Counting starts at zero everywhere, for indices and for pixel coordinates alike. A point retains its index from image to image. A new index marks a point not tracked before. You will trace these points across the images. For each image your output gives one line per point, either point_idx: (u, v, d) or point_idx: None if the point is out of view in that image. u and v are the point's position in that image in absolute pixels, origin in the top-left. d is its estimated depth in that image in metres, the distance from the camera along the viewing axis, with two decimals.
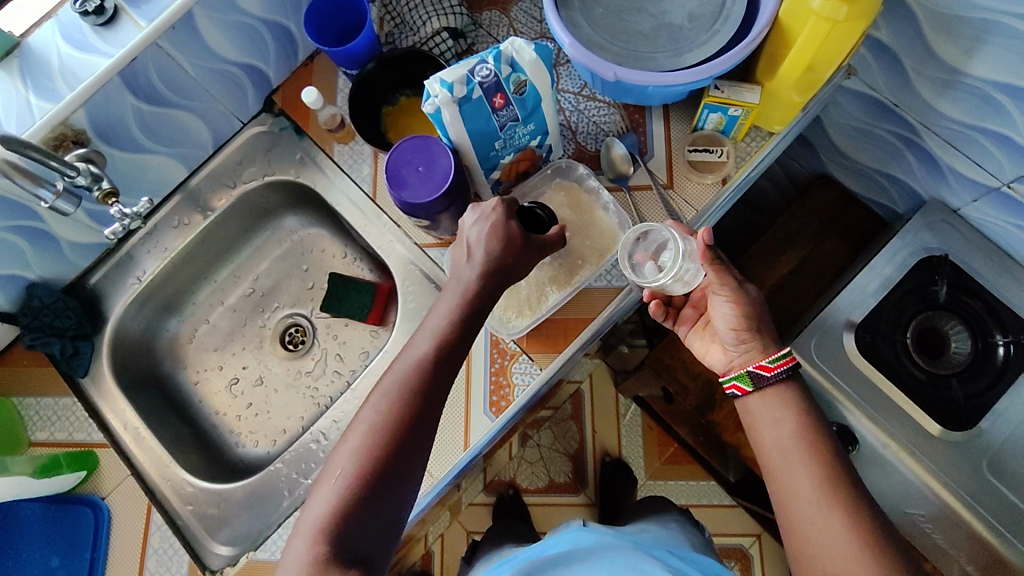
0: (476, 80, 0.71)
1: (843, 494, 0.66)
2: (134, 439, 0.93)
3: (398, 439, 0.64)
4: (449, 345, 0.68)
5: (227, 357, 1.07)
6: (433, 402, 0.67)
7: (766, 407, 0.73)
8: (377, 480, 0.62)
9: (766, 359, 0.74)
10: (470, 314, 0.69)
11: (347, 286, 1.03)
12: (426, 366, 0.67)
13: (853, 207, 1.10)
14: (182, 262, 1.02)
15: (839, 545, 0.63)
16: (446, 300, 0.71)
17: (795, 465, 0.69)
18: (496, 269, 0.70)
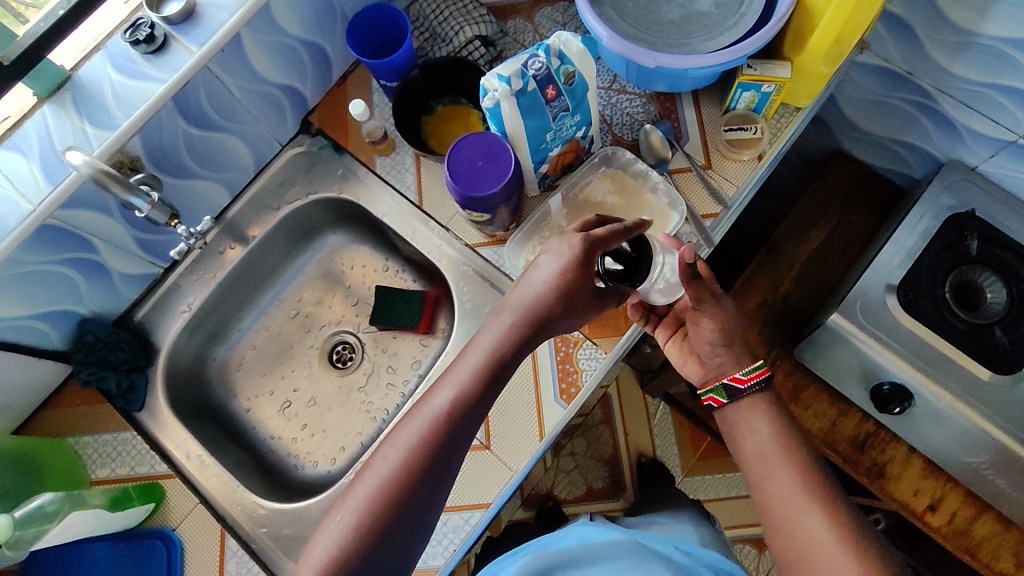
0: (530, 73, 0.74)
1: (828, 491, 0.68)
2: (197, 467, 0.91)
3: (407, 490, 0.65)
4: (466, 402, 0.68)
5: (278, 380, 1.06)
6: (458, 440, 0.68)
7: (744, 418, 0.77)
8: (382, 528, 0.64)
9: (744, 369, 0.78)
10: (492, 369, 0.70)
11: (395, 296, 1.04)
12: (443, 420, 0.68)
13: (870, 178, 1.15)
14: (228, 288, 1.02)
15: (818, 538, 0.65)
16: (490, 334, 0.72)
17: (774, 468, 0.71)
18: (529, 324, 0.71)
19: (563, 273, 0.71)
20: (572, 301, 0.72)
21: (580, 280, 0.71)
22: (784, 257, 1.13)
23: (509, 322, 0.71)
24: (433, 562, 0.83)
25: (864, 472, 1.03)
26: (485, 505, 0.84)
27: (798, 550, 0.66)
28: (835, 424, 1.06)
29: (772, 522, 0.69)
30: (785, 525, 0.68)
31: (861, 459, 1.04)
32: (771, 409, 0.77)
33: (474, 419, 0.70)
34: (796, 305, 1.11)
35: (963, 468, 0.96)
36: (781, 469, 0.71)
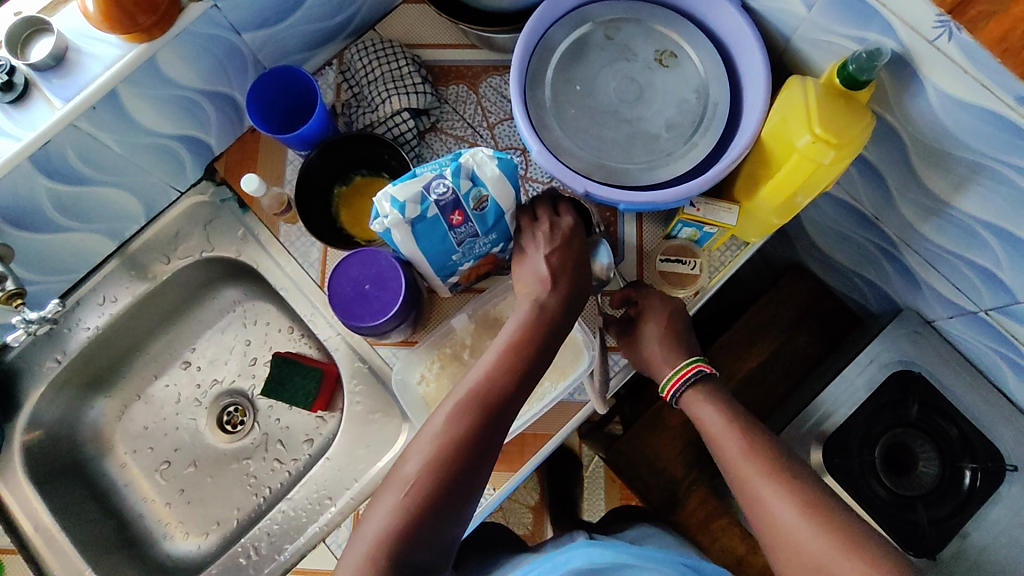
0: (432, 198, 0.65)
1: (783, 467, 0.67)
2: (45, 541, 0.86)
3: (468, 449, 0.59)
4: (521, 363, 0.63)
5: (158, 438, 0.99)
6: (489, 443, 0.60)
7: (703, 408, 0.74)
8: (443, 488, 0.58)
9: (671, 373, 0.75)
10: (545, 334, 0.65)
11: (291, 370, 0.95)
12: (499, 379, 0.62)
13: (828, 299, 1.07)
14: (111, 337, 0.94)
15: (791, 521, 0.63)
16: (515, 320, 0.66)
17: (740, 469, 0.69)
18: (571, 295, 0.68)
19: (570, 255, 0.70)
20: (584, 286, 0.71)
21: (580, 258, 0.71)
22: (721, 372, 1.05)
23: (535, 307, 0.66)
24: None
25: None
26: None
27: (774, 538, 0.64)
28: (741, 561, 1.01)
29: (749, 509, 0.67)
30: (763, 517, 0.66)
31: None
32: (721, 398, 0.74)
33: (506, 418, 0.62)
34: None
35: None
36: (736, 445, 0.70)
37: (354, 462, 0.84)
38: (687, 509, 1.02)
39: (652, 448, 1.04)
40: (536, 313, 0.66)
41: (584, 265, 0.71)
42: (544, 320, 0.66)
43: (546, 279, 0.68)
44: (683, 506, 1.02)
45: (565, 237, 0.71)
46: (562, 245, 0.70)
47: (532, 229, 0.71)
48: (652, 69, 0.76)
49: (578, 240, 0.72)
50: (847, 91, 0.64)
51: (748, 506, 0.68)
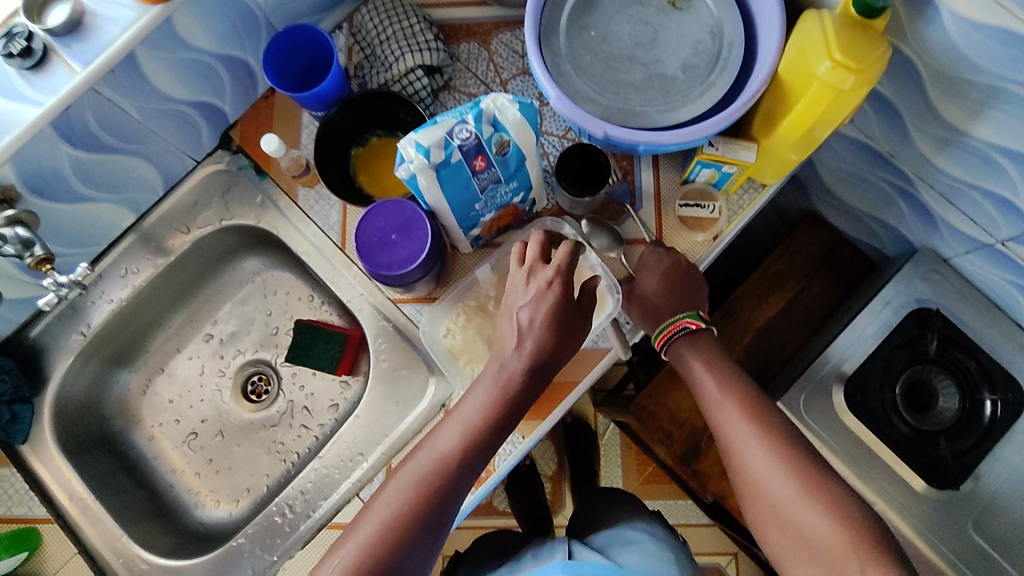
0: (455, 143, 0.65)
1: (759, 415, 0.71)
2: (81, 512, 0.86)
3: (410, 533, 0.60)
4: (474, 445, 0.64)
5: (185, 410, 1.00)
6: (426, 534, 0.61)
7: (687, 353, 0.78)
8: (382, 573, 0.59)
9: (664, 325, 0.78)
10: (502, 411, 0.64)
11: (315, 335, 0.97)
12: (450, 463, 0.63)
13: (842, 246, 1.08)
14: (134, 309, 0.95)
15: (761, 460, 0.68)
16: (475, 395, 0.66)
17: (719, 418, 0.73)
18: (539, 362, 0.65)
19: (549, 311, 0.65)
20: (562, 350, 0.66)
21: (565, 317, 0.66)
22: (739, 322, 1.07)
23: (488, 394, 0.65)
24: None
25: None
26: None
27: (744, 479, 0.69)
28: None
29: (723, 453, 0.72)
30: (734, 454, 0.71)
31: None
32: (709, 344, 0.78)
33: (442, 517, 0.62)
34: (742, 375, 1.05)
35: None
36: (716, 390, 0.74)
37: (383, 419, 0.85)
38: (709, 458, 1.02)
39: (672, 400, 1.05)
40: (498, 386, 0.65)
41: (573, 319, 0.67)
42: (504, 395, 0.65)
43: (514, 347, 0.66)
44: (705, 456, 1.03)
45: (548, 290, 0.66)
46: (546, 300, 0.66)
47: (526, 274, 0.68)
48: (666, 13, 0.76)
49: (565, 294, 0.66)
50: (862, 19, 0.64)
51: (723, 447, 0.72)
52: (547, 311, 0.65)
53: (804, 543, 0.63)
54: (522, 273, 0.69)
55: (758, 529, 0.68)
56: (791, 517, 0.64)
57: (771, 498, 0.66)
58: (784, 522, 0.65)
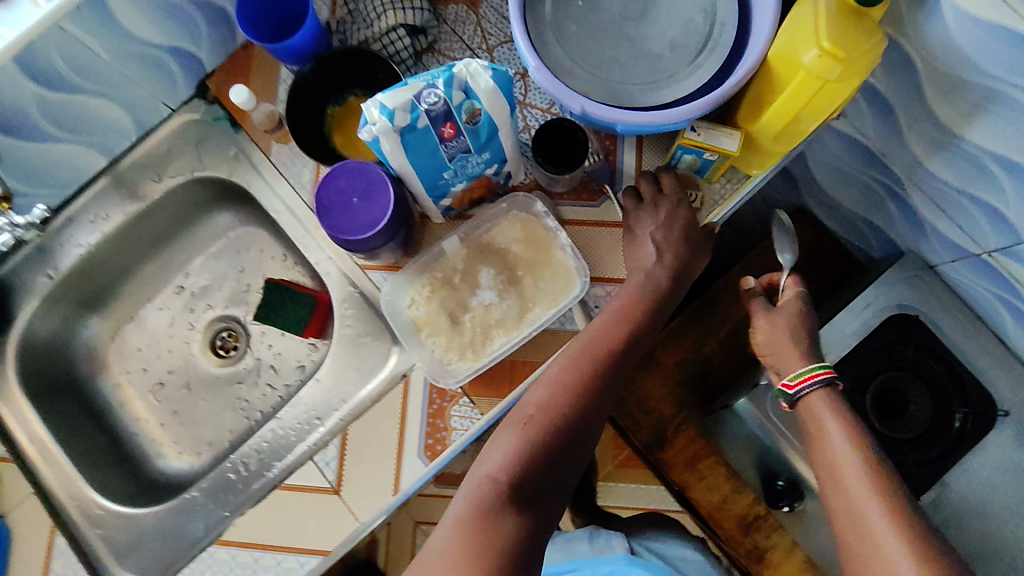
0: (422, 107, 0.62)
1: (905, 497, 0.64)
2: (39, 453, 0.86)
3: (569, 413, 0.67)
4: (619, 347, 0.71)
5: (153, 360, 1.00)
6: (584, 416, 0.68)
7: (816, 407, 0.72)
8: (550, 443, 0.65)
9: (803, 369, 0.74)
10: (638, 320, 0.73)
11: (283, 296, 0.95)
12: (598, 359, 0.70)
13: (829, 244, 1.06)
14: (104, 256, 0.94)
15: (879, 527, 0.62)
16: (612, 307, 0.75)
17: (853, 489, 0.65)
18: (674, 276, 0.76)
19: (678, 230, 0.77)
20: (688, 262, 0.78)
21: (689, 236, 0.77)
22: (718, 314, 1.04)
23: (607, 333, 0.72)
24: None
25: (744, 554, 0.99)
26: (325, 553, 0.79)
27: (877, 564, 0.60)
28: (725, 500, 1.00)
29: (849, 531, 0.64)
30: (851, 526, 0.64)
31: (743, 541, 1.00)
32: (835, 407, 0.72)
33: (570, 444, 0.67)
34: (716, 367, 1.03)
35: None
36: (852, 470, 0.67)
37: (343, 385, 0.84)
38: (674, 447, 1.02)
39: (643, 388, 1.03)
40: (633, 298, 0.74)
41: (693, 240, 0.79)
42: (640, 305, 0.74)
43: (654, 259, 0.76)
44: (671, 445, 1.02)
45: (677, 213, 0.77)
46: (675, 210, 0.77)
47: (652, 199, 0.77)
48: None
49: (690, 215, 0.78)
50: (860, 7, 0.59)
51: (836, 494, 0.67)
52: (679, 226, 0.76)
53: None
54: (647, 196, 0.77)
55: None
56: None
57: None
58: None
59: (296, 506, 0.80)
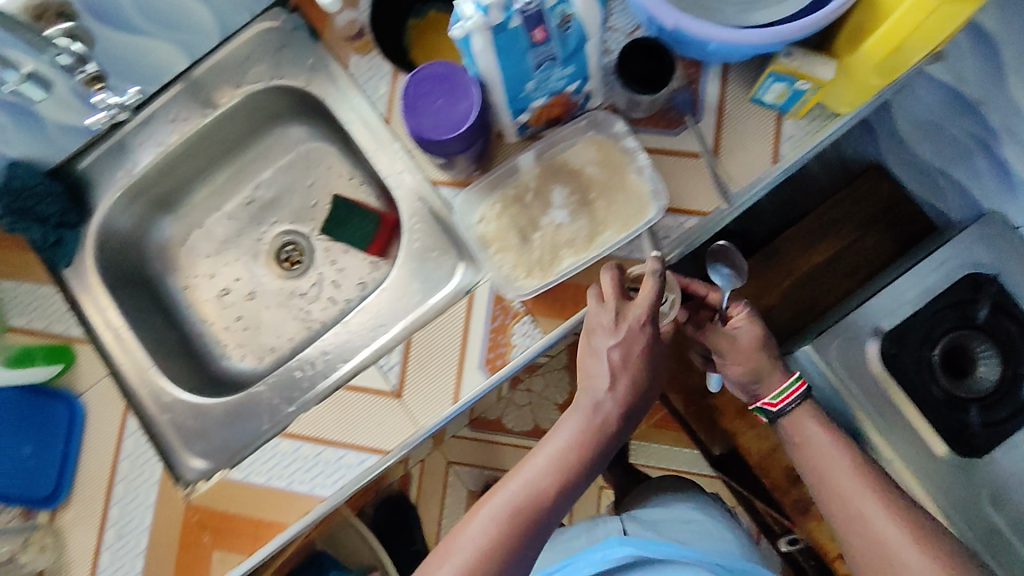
0: (517, 8, 0.60)
1: (898, 499, 0.72)
2: (114, 339, 0.90)
3: (514, 553, 0.64)
4: (568, 482, 0.68)
5: (219, 267, 1.03)
6: (523, 566, 0.65)
7: (796, 422, 0.80)
8: (494, 573, 0.63)
9: (787, 383, 0.80)
10: (595, 451, 0.69)
11: (351, 211, 0.98)
12: (544, 502, 0.67)
13: (906, 201, 1.03)
14: (179, 158, 0.96)
15: (893, 536, 0.69)
16: (566, 431, 0.69)
17: (849, 495, 0.73)
18: (628, 405, 0.71)
19: (636, 355, 0.71)
20: (645, 392, 0.72)
21: (650, 355, 0.71)
22: (783, 265, 1.04)
23: (580, 428, 0.69)
24: (322, 491, 0.82)
25: (790, 504, 1.00)
26: (383, 452, 0.82)
27: (882, 561, 0.69)
28: (774, 450, 1.01)
29: (851, 534, 0.72)
30: (869, 533, 0.71)
31: (790, 491, 1.00)
32: (808, 418, 0.80)
33: (608, 448, 0.71)
34: (778, 318, 1.02)
35: None
36: (846, 474, 0.74)
37: (407, 296, 0.86)
38: (726, 393, 1.03)
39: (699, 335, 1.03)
40: (584, 440, 0.69)
41: (655, 359, 0.73)
42: (591, 450, 0.68)
43: (607, 387, 0.70)
44: (721, 391, 1.03)
45: (636, 338, 0.71)
46: (634, 350, 0.71)
47: (604, 313, 0.72)
48: None
49: (652, 336, 0.72)
50: None
51: (844, 515, 0.73)
52: (640, 362, 0.71)
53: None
54: (605, 309, 0.72)
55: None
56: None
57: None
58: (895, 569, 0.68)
59: (358, 407, 0.83)
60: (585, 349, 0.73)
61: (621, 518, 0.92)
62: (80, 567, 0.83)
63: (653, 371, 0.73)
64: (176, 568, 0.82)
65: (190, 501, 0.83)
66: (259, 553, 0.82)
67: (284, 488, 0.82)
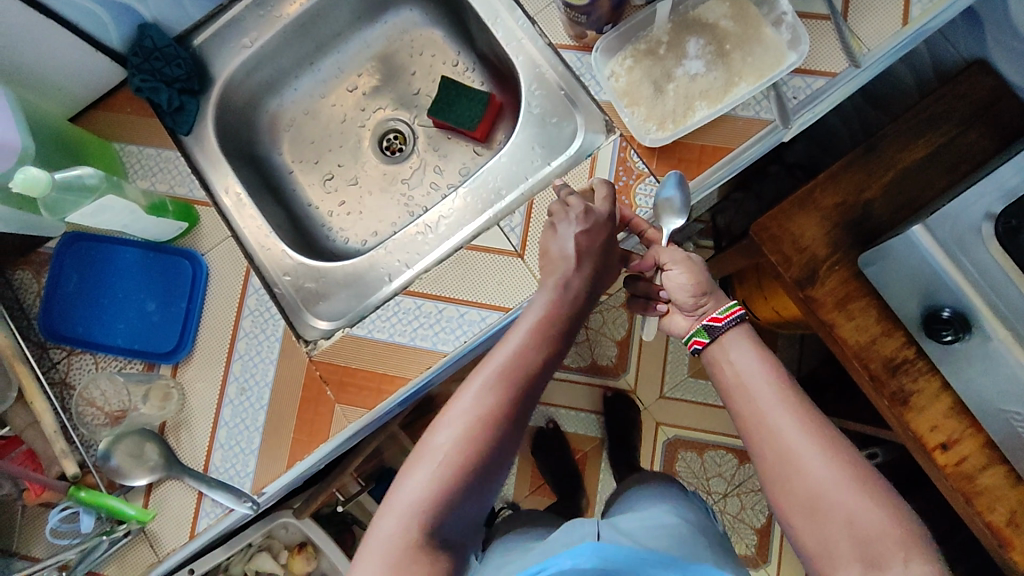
0: None
1: (809, 411, 0.68)
2: (235, 204, 0.92)
3: (503, 428, 0.65)
4: (545, 350, 0.69)
5: (324, 153, 1.04)
6: (509, 441, 0.65)
7: (735, 342, 0.74)
8: (483, 450, 0.64)
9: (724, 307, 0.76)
10: (565, 323, 0.72)
11: (458, 92, 0.97)
12: (525, 369, 0.67)
13: (1009, 98, 1.03)
14: (293, 35, 0.97)
15: (831, 481, 0.63)
16: (539, 307, 0.72)
17: (767, 408, 0.68)
18: (591, 279, 0.75)
19: (596, 237, 0.76)
20: (602, 272, 0.77)
21: (606, 241, 0.76)
22: (882, 160, 1.03)
23: (553, 307, 0.72)
24: (444, 347, 0.83)
25: (889, 395, 1.00)
26: (506, 309, 0.83)
27: (787, 470, 0.65)
28: (874, 341, 1.00)
29: (766, 446, 0.67)
30: (771, 446, 0.67)
31: (888, 382, 1.00)
32: (747, 337, 0.74)
33: (579, 318, 0.74)
34: (875, 212, 1.03)
35: (996, 417, 0.94)
36: (763, 389, 0.69)
37: (529, 161, 0.88)
38: (825, 287, 1.01)
39: (799, 226, 1.03)
40: (557, 312, 0.72)
41: (610, 249, 0.77)
42: (561, 319, 0.72)
43: (570, 265, 0.74)
44: (821, 283, 1.02)
45: (595, 223, 0.76)
46: (597, 231, 0.76)
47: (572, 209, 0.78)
48: None
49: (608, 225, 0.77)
50: None
51: (756, 433, 0.68)
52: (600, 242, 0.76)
53: (849, 528, 0.62)
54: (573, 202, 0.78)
55: (778, 501, 0.66)
56: (841, 509, 0.62)
57: (830, 502, 0.63)
58: (829, 516, 0.63)
59: (481, 266, 0.84)
60: (549, 236, 0.78)
61: (595, 523, 0.81)
62: (202, 422, 0.84)
63: (604, 261, 0.77)
64: (298, 421, 0.83)
65: (313, 357, 0.84)
66: (379, 407, 0.83)
67: (406, 344, 0.84)
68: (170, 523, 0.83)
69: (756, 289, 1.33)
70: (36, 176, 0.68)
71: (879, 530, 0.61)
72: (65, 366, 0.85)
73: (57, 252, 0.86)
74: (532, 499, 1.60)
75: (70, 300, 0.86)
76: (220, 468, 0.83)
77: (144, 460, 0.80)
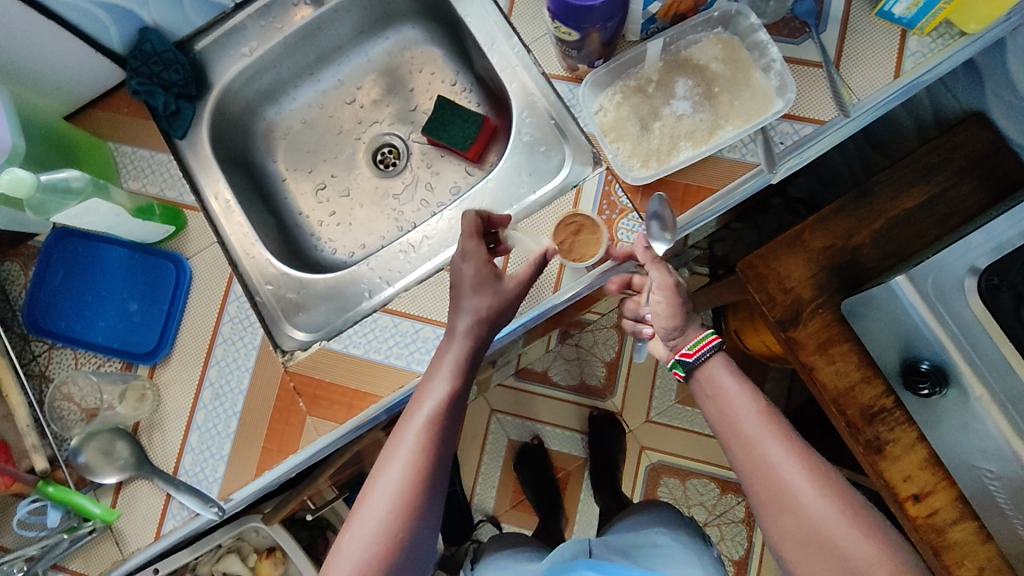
0: None
1: (797, 442, 0.68)
2: (223, 210, 0.93)
3: (428, 494, 0.66)
4: (454, 410, 0.70)
5: (318, 163, 1.05)
6: (434, 504, 0.67)
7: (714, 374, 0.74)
8: (414, 518, 0.65)
9: (693, 342, 0.75)
10: (466, 377, 0.72)
11: (453, 113, 0.98)
12: (438, 431, 0.68)
13: (1004, 152, 1.03)
14: (293, 46, 0.99)
15: (828, 512, 0.63)
16: (443, 366, 0.72)
17: (755, 441, 0.68)
18: (487, 331, 0.74)
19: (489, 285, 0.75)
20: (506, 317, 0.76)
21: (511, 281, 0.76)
22: (873, 207, 1.03)
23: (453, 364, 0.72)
24: (418, 367, 0.84)
25: (864, 442, 0.99)
26: None
27: (784, 504, 0.65)
28: (852, 387, 1.00)
29: (758, 479, 0.67)
30: (766, 480, 0.66)
31: (865, 430, 0.99)
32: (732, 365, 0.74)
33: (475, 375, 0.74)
34: (863, 258, 1.02)
35: (968, 473, 0.93)
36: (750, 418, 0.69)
37: (516, 187, 0.88)
38: (807, 328, 1.01)
39: (784, 267, 1.03)
40: (458, 367, 0.72)
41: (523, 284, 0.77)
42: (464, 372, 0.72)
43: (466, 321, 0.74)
44: (804, 325, 1.01)
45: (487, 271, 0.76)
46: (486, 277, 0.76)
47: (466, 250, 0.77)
48: None
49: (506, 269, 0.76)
50: None
51: (750, 465, 0.68)
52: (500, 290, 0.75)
53: (842, 563, 0.62)
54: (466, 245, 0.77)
55: (772, 535, 0.66)
56: (836, 545, 0.62)
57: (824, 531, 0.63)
58: (830, 548, 0.63)
59: None
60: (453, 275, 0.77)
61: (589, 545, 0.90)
62: (175, 424, 0.85)
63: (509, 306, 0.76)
64: (269, 430, 0.84)
65: (288, 368, 0.85)
66: (351, 422, 0.84)
67: (381, 361, 0.84)
68: (136, 523, 0.84)
69: (746, 321, 1.32)
70: (21, 176, 0.69)
71: (876, 562, 0.61)
72: (45, 359, 0.87)
73: (45, 248, 0.87)
74: (511, 515, 1.60)
75: (54, 294, 0.87)
76: (189, 472, 0.84)
77: (114, 458, 0.82)
